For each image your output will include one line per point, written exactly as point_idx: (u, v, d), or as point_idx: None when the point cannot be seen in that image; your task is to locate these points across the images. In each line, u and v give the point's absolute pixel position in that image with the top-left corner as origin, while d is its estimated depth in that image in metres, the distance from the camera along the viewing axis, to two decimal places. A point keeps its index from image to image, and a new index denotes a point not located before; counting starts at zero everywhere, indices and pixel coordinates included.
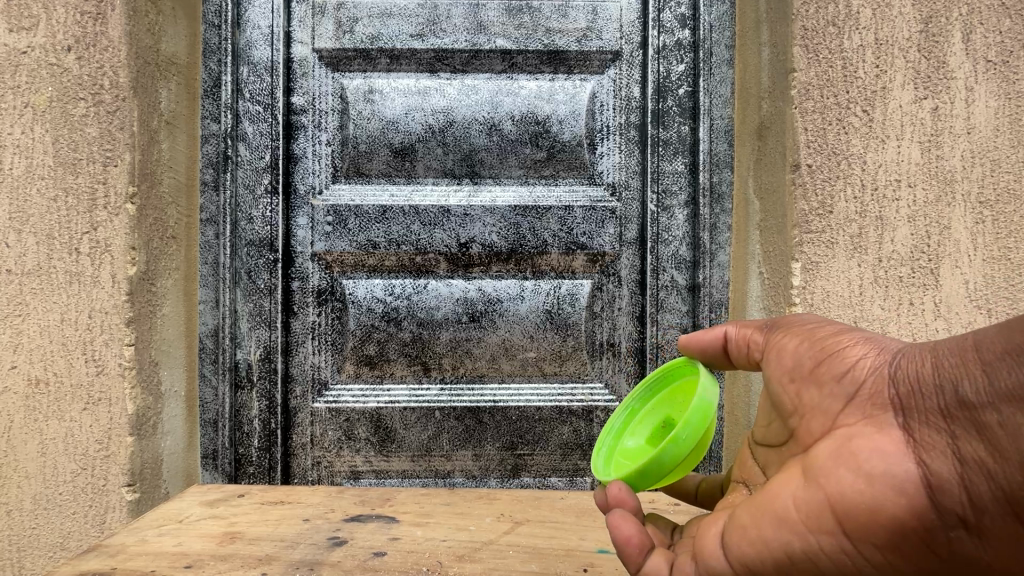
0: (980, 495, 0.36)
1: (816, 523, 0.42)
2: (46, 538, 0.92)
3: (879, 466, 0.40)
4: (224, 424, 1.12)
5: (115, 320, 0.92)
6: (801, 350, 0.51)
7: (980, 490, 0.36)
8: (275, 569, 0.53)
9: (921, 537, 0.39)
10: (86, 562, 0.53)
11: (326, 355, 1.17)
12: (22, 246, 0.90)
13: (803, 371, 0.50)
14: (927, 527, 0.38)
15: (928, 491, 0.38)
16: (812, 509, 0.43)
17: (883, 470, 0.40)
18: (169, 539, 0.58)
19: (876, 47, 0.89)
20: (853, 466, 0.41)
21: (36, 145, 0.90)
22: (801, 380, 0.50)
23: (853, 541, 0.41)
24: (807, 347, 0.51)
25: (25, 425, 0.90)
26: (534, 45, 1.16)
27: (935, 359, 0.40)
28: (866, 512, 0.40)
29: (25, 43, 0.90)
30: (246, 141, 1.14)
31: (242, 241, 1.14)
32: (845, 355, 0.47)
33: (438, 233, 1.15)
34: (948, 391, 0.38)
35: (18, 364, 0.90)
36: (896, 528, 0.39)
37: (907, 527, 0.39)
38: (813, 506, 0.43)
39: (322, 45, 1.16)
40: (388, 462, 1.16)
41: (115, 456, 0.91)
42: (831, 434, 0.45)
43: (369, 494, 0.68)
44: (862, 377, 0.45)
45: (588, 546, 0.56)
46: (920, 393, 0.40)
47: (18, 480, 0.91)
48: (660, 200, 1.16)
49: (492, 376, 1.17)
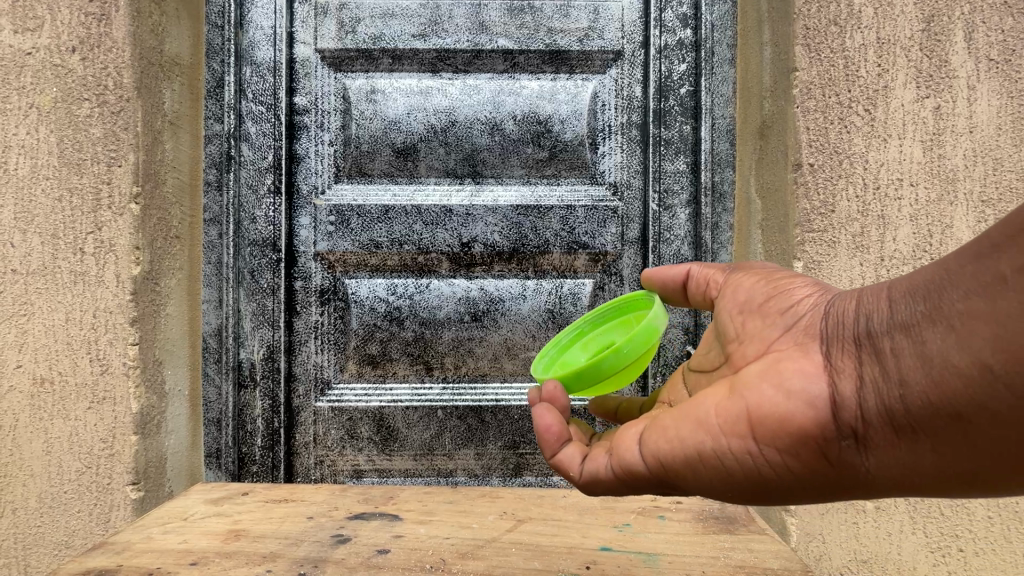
0: (872, 407, 0.40)
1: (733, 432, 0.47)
2: (51, 536, 0.92)
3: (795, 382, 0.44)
4: (228, 423, 1.13)
5: (120, 319, 0.92)
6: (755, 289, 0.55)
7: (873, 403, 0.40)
8: (280, 566, 0.53)
9: (817, 446, 0.43)
10: (92, 559, 0.54)
11: (329, 354, 1.17)
12: (27, 246, 0.90)
13: (752, 306, 0.54)
14: (822, 438, 0.43)
15: (832, 405, 0.42)
16: (728, 417, 0.48)
17: (798, 386, 0.44)
18: (174, 536, 0.58)
19: (878, 46, 0.89)
20: (772, 383, 0.46)
21: (41, 146, 0.91)
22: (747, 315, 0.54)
23: (759, 446, 0.46)
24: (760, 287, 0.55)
25: (31, 424, 0.91)
26: (536, 45, 1.16)
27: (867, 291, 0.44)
28: (774, 421, 0.45)
29: (30, 44, 0.90)
30: (249, 141, 1.15)
31: (245, 240, 1.15)
32: (794, 292, 0.51)
33: (440, 232, 1.16)
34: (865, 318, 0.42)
35: (24, 363, 0.91)
36: (797, 436, 0.44)
37: (805, 438, 0.44)
38: (731, 416, 0.48)
39: (325, 45, 1.16)
40: (391, 461, 1.16)
41: (119, 454, 0.92)
42: (762, 357, 0.50)
43: (372, 492, 0.69)
44: (801, 310, 0.49)
45: (591, 544, 0.56)
46: (842, 321, 0.44)
47: (24, 479, 0.91)
48: (662, 200, 1.16)
49: (494, 375, 1.17)
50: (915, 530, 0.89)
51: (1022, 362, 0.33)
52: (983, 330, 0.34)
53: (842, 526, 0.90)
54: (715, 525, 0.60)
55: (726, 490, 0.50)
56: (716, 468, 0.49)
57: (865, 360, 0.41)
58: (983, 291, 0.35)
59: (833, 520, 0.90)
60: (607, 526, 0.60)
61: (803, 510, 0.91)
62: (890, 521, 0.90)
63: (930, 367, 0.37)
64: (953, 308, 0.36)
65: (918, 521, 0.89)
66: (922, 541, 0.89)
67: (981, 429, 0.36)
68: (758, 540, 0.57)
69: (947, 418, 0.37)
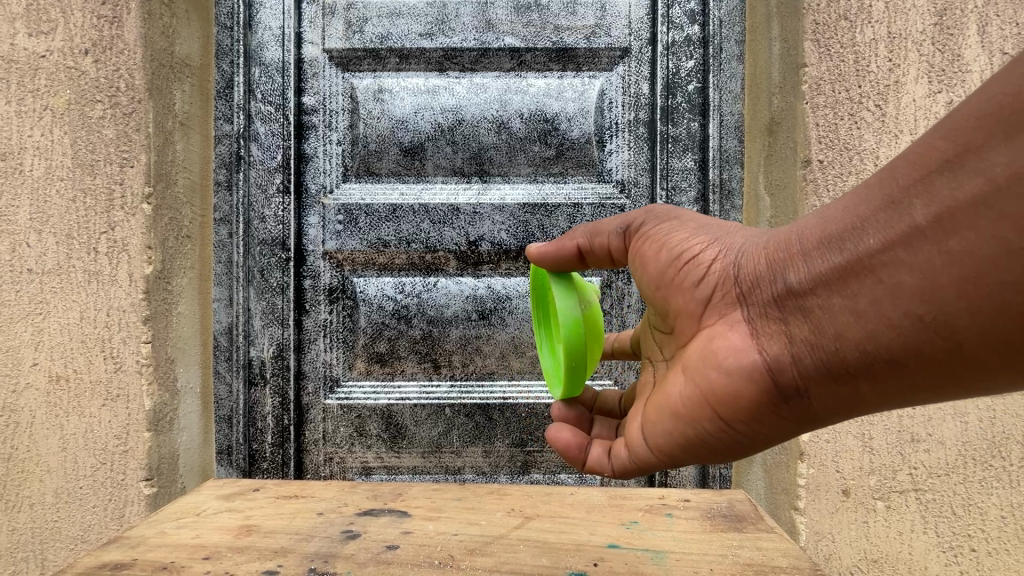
0: (811, 366, 0.41)
1: (699, 412, 0.48)
2: (68, 531, 0.94)
3: (739, 354, 0.45)
4: (239, 421, 1.14)
5: (133, 318, 0.94)
6: (664, 251, 0.54)
7: (813, 362, 0.41)
8: (290, 561, 0.54)
9: (768, 410, 0.45)
10: (108, 553, 0.55)
11: (338, 352, 1.18)
12: (43, 246, 0.92)
13: (666, 271, 0.53)
14: (771, 402, 0.44)
15: (774, 371, 0.43)
16: (690, 400, 0.48)
17: (744, 359, 0.44)
18: (187, 531, 0.59)
19: (889, 41, 0.88)
20: (719, 359, 0.46)
21: (55, 147, 0.92)
22: (664, 281, 0.54)
23: (723, 422, 0.47)
24: (669, 250, 0.54)
25: (47, 421, 0.93)
26: (543, 43, 1.16)
27: (778, 246, 0.44)
28: (730, 397, 0.45)
29: (44, 46, 0.92)
30: (259, 141, 1.16)
31: (255, 239, 1.16)
32: (700, 250, 0.51)
33: (447, 231, 1.16)
34: (785, 276, 0.43)
35: (40, 361, 0.93)
36: (753, 406, 0.45)
37: (758, 405, 0.45)
38: (692, 397, 0.48)
39: (333, 45, 1.17)
40: (399, 458, 1.17)
41: (133, 451, 0.93)
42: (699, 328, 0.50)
43: (381, 489, 0.69)
44: (715, 270, 0.49)
45: (599, 542, 0.56)
46: (763, 282, 0.45)
47: (41, 474, 0.93)
48: (670, 197, 1.16)
49: (501, 373, 1.17)
50: (926, 529, 0.89)
51: (948, 305, 0.34)
52: (908, 281, 0.35)
53: (851, 524, 0.90)
54: (723, 523, 0.60)
55: (696, 459, 0.51)
56: (687, 442, 0.50)
57: (796, 321, 0.42)
58: (899, 243, 0.36)
59: (842, 519, 0.90)
60: (615, 524, 0.60)
61: (812, 509, 0.90)
62: (901, 520, 0.89)
63: (861, 322, 0.38)
64: (877, 260, 0.37)
65: (929, 520, 0.89)
66: (933, 541, 0.89)
67: (916, 371, 0.37)
68: (766, 538, 0.57)
69: (881, 366, 0.38)
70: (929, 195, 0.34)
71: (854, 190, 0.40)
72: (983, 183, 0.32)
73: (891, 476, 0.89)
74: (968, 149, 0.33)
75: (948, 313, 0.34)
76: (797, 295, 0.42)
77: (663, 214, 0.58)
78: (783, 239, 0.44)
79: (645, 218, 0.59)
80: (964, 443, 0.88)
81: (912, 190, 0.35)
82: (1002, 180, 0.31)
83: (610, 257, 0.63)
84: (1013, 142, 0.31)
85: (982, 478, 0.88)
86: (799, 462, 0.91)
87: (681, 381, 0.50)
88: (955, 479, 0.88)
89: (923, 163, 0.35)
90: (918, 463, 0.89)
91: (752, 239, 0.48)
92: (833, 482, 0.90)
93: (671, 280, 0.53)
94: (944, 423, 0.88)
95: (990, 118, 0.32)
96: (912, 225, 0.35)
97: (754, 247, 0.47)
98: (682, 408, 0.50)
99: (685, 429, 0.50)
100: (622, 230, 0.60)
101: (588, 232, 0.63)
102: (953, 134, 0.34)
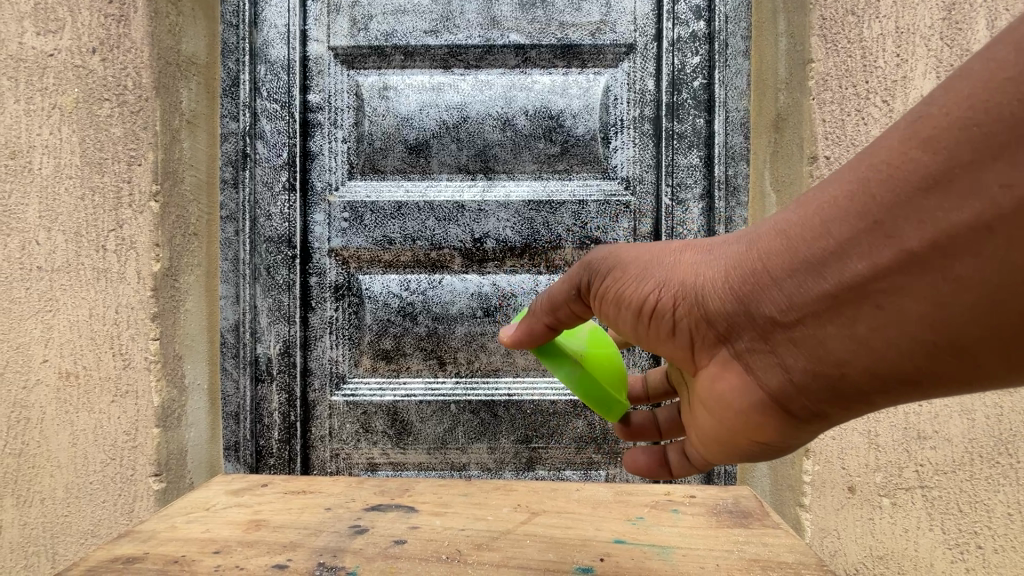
0: (817, 394, 0.38)
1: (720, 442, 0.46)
2: (79, 525, 0.95)
3: (743, 389, 0.42)
4: (246, 417, 1.15)
5: (141, 315, 0.94)
6: (624, 296, 0.48)
7: (819, 390, 0.38)
8: (300, 555, 0.54)
9: (782, 436, 0.42)
10: (119, 546, 0.55)
11: (344, 349, 1.19)
12: (52, 244, 0.93)
13: (633, 311, 0.48)
14: (782, 429, 0.42)
15: (780, 401, 0.40)
16: (708, 432, 0.46)
17: (750, 392, 0.41)
18: (197, 526, 0.60)
19: (897, 36, 0.87)
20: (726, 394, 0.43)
21: (63, 145, 0.93)
22: (639, 326, 0.48)
23: (743, 450, 0.44)
24: (628, 292, 0.47)
25: (57, 416, 0.94)
26: (547, 40, 1.16)
27: (745, 271, 0.40)
28: (746, 429, 0.43)
29: (52, 45, 0.92)
30: (265, 139, 1.16)
31: (262, 237, 1.17)
32: (660, 285, 0.46)
33: (453, 228, 1.16)
34: (767, 306, 0.39)
35: (50, 358, 0.93)
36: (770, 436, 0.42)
37: (773, 433, 0.42)
38: (711, 431, 0.45)
39: (338, 43, 1.17)
40: (405, 454, 1.18)
41: (142, 446, 0.94)
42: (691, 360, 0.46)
43: (388, 484, 0.70)
44: (683, 307, 0.44)
45: (605, 537, 0.57)
46: (742, 314, 0.40)
47: (52, 469, 0.94)
48: (675, 194, 1.15)
49: (506, 370, 1.18)
50: (932, 526, 0.89)
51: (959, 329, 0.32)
52: (913, 309, 0.32)
53: (856, 521, 0.90)
54: (729, 519, 0.60)
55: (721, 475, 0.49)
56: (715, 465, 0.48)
57: (790, 352, 0.38)
58: (894, 270, 0.32)
59: (848, 516, 0.90)
60: (621, 520, 0.60)
61: (818, 506, 0.90)
62: (906, 517, 0.89)
63: (864, 350, 0.35)
64: (872, 289, 0.33)
65: (936, 517, 0.88)
66: (939, 537, 0.88)
67: (929, 388, 0.35)
68: (772, 534, 0.57)
69: (894, 388, 0.36)
70: (917, 218, 0.31)
71: (819, 206, 0.36)
72: (975, 204, 0.29)
73: (897, 473, 0.89)
74: (955, 166, 0.29)
75: (959, 337, 0.32)
76: (783, 326, 0.38)
77: (603, 259, 0.50)
78: (748, 262, 0.40)
79: (591, 271, 0.51)
80: (970, 441, 0.88)
81: (899, 212, 0.31)
82: (999, 203, 0.28)
83: (576, 320, 0.54)
84: (1007, 158, 0.28)
85: (989, 475, 0.87)
86: (805, 459, 0.91)
87: (696, 414, 0.47)
88: (962, 476, 0.88)
89: (904, 182, 0.31)
90: (925, 460, 0.89)
91: (710, 262, 0.43)
92: (838, 479, 0.90)
93: (638, 315, 0.47)
94: (951, 420, 0.88)
95: (975, 130, 0.29)
96: (903, 250, 0.31)
97: (717, 269, 0.42)
98: (706, 440, 0.47)
99: (709, 456, 0.47)
100: (577, 294, 0.52)
101: (545, 308, 0.54)
102: (932, 145, 0.30)
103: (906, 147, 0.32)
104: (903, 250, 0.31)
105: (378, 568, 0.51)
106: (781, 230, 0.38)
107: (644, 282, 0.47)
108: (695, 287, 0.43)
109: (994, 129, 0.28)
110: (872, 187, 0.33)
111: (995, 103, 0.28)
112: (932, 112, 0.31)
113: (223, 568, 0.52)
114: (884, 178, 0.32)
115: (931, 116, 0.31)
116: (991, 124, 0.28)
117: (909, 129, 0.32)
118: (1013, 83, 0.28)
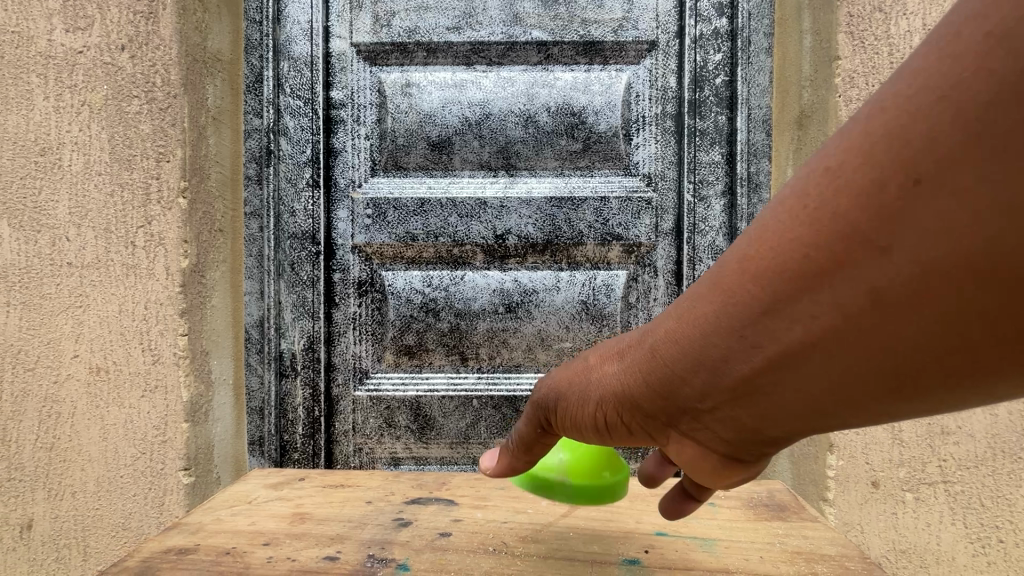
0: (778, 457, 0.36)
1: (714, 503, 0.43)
2: (109, 518, 0.96)
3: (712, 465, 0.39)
4: (270, 412, 1.16)
5: (170, 311, 0.95)
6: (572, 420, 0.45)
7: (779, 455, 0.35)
8: (348, 547, 0.55)
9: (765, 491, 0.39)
10: (170, 538, 0.56)
11: (367, 344, 1.20)
12: (82, 240, 0.94)
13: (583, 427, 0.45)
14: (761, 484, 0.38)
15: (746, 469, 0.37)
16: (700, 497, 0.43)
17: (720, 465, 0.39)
18: (243, 518, 0.61)
19: (925, 33, 0.87)
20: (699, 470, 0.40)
21: (93, 142, 0.93)
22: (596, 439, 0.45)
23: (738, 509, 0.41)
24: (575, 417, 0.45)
25: (88, 411, 0.95)
26: (570, 36, 1.16)
27: (660, 375, 0.37)
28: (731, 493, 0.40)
29: (81, 43, 0.93)
30: (288, 136, 1.17)
31: (286, 233, 1.17)
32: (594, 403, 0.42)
33: (475, 225, 1.17)
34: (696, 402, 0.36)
35: (80, 353, 0.94)
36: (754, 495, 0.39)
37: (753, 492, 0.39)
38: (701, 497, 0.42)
39: (361, 39, 1.17)
40: (428, 449, 1.19)
41: (172, 441, 0.95)
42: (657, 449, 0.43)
43: (425, 478, 0.71)
44: (623, 416, 0.41)
45: (646, 530, 0.57)
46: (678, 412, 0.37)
47: (83, 463, 0.95)
48: (697, 191, 1.16)
49: (528, 366, 1.18)
50: (954, 520, 0.89)
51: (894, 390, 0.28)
52: (840, 385, 0.29)
53: (880, 515, 0.91)
54: (766, 512, 0.61)
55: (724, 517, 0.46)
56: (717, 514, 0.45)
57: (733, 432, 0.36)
58: (807, 359, 0.29)
59: (871, 510, 0.91)
60: (660, 513, 0.61)
61: (842, 500, 0.91)
62: (929, 511, 0.90)
63: (803, 422, 0.32)
64: (792, 375, 0.30)
65: (958, 511, 0.89)
66: (962, 532, 0.89)
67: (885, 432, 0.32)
68: (811, 527, 0.58)
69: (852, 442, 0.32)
70: (811, 311, 0.28)
71: (708, 309, 0.33)
72: (874, 284, 0.26)
73: (920, 468, 0.90)
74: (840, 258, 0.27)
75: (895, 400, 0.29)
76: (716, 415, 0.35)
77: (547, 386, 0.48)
78: (656, 366, 0.37)
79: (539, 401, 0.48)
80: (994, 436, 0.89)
81: (784, 310, 0.29)
82: (896, 282, 0.25)
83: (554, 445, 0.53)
84: (890, 235, 0.25)
85: (1012, 470, 0.88)
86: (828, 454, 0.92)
87: None
88: (985, 471, 0.89)
89: (789, 279, 0.29)
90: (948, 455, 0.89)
91: (625, 362, 0.40)
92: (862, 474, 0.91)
93: (596, 431, 0.44)
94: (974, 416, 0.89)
95: (851, 215, 0.26)
96: (804, 342, 0.29)
97: (634, 372, 0.39)
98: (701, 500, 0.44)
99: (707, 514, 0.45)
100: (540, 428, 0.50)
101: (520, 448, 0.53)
102: (806, 233, 0.28)
103: (780, 238, 0.29)
104: (802, 339, 0.29)
105: (428, 560, 0.52)
106: (677, 333, 0.35)
107: (583, 403, 0.44)
108: (622, 392, 0.40)
109: (863, 214, 0.26)
110: (759, 286, 0.30)
111: (857, 182, 0.26)
112: (801, 194, 0.29)
113: (275, 560, 0.52)
114: (765, 276, 0.30)
115: (798, 199, 0.29)
116: (859, 202, 0.26)
117: (779, 217, 0.29)
118: (866, 159, 0.26)
